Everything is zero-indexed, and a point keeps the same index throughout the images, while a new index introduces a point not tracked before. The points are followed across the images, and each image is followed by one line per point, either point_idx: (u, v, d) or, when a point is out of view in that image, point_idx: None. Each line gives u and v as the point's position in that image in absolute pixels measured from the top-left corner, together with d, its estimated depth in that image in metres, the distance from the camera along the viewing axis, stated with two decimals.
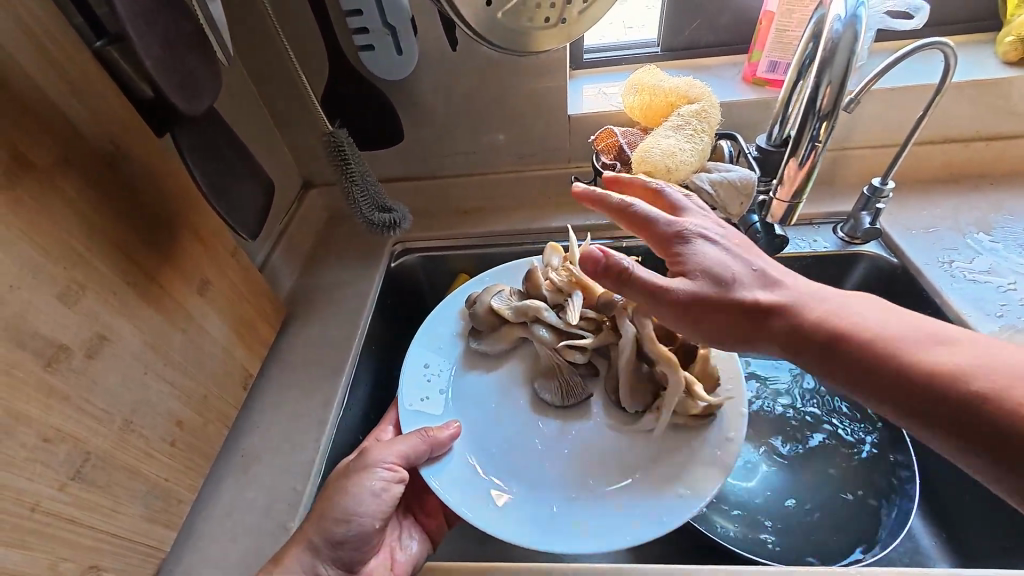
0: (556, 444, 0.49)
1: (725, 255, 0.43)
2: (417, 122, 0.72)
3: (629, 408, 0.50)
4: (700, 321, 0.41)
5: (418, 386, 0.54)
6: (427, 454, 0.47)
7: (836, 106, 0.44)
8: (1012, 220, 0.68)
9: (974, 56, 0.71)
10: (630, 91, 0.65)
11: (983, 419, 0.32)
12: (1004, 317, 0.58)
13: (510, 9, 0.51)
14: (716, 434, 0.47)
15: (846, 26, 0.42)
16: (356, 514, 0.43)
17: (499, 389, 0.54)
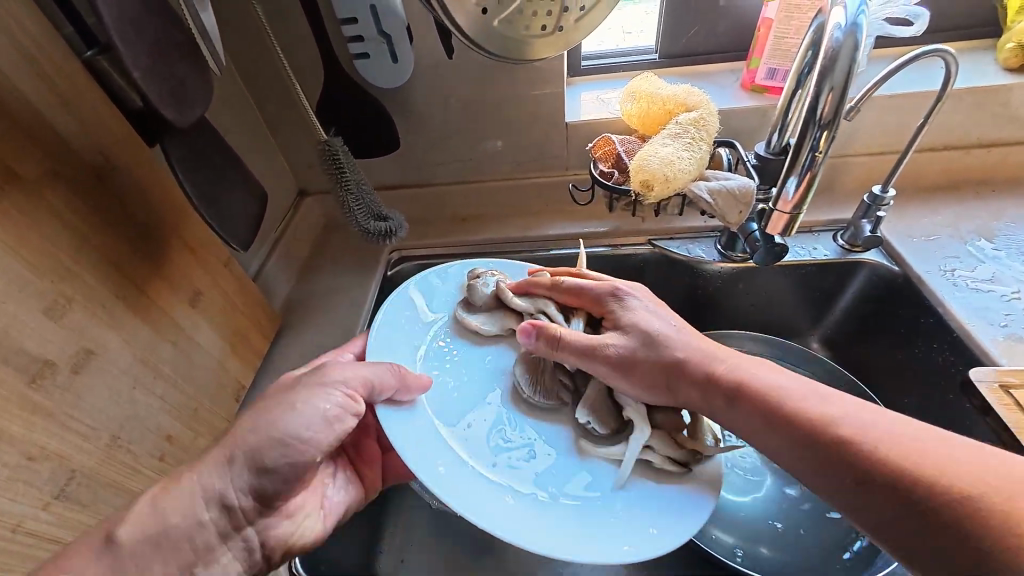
0: (519, 435, 0.47)
1: (653, 317, 0.48)
2: (414, 130, 0.71)
3: (600, 430, 0.47)
4: (631, 372, 0.46)
5: (397, 338, 0.52)
6: (391, 392, 0.45)
7: (837, 114, 0.44)
8: (1014, 227, 0.67)
9: (973, 63, 0.70)
10: (628, 99, 0.64)
11: (882, 486, 0.35)
12: (1009, 328, 0.57)
13: (506, 17, 0.51)
14: (690, 490, 0.43)
15: (846, 34, 0.41)
16: (296, 437, 0.41)
17: (479, 369, 0.52)
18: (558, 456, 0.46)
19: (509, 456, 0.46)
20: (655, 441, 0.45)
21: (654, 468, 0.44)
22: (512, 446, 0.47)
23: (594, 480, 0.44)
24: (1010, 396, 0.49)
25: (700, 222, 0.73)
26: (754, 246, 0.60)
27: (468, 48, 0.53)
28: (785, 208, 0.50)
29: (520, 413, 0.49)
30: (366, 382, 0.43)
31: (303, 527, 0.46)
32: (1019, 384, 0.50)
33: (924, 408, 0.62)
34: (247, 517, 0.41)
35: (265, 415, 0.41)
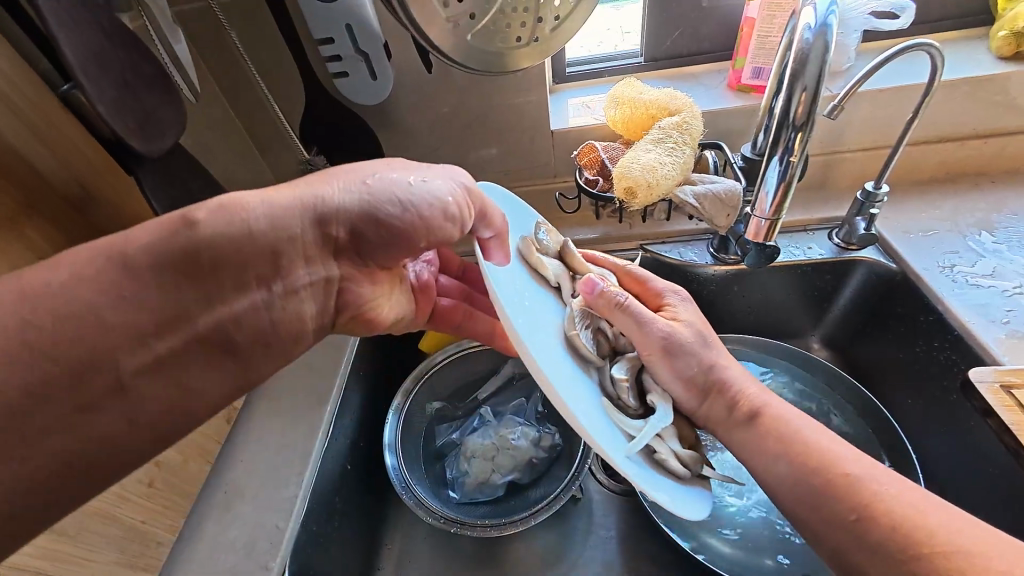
0: (569, 357, 0.43)
1: (706, 323, 0.49)
2: (399, 144, 0.71)
3: (629, 402, 0.44)
4: (677, 360, 0.46)
5: (506, 209, 0.49)
6: (493, 233, 0.44)
7: (811, 115, 0.43)
8: (1015, 219, 0.65)
9: (965, 52, 0.69)
10: (612, 106, 0.63)
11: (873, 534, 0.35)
12: (1010, 324, 0.55)
13: (480, 30, 0.50)
14: (680, 486, 0.41)
15: (816, 35, 0.40)
16: (409, 204, 0.40)
17: (537, 285, 0.46)
18: (591, 393, 0.42)
19: (562, 366, 0.41)
20: (668, 433, 0.44)
21: (657, 459, 0.41)
22: (563, 362, 0.41)
23: (614, 434, 0.40)
24: (1012, 396, 0.47)
25: (692, 225, 0.72)
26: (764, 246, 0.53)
27: (443, 63, 0.53)
28: (764, 213, 0.49)
29: (567, 346, 0.43)
30: (483, 207, 0.43)
31: (373, 304, 0.45)
32: (1020, 383, 0.48)
33: (925, 406, 0.61)
34: (337, 250, 0.40)
35: (391, 175, 0.41)
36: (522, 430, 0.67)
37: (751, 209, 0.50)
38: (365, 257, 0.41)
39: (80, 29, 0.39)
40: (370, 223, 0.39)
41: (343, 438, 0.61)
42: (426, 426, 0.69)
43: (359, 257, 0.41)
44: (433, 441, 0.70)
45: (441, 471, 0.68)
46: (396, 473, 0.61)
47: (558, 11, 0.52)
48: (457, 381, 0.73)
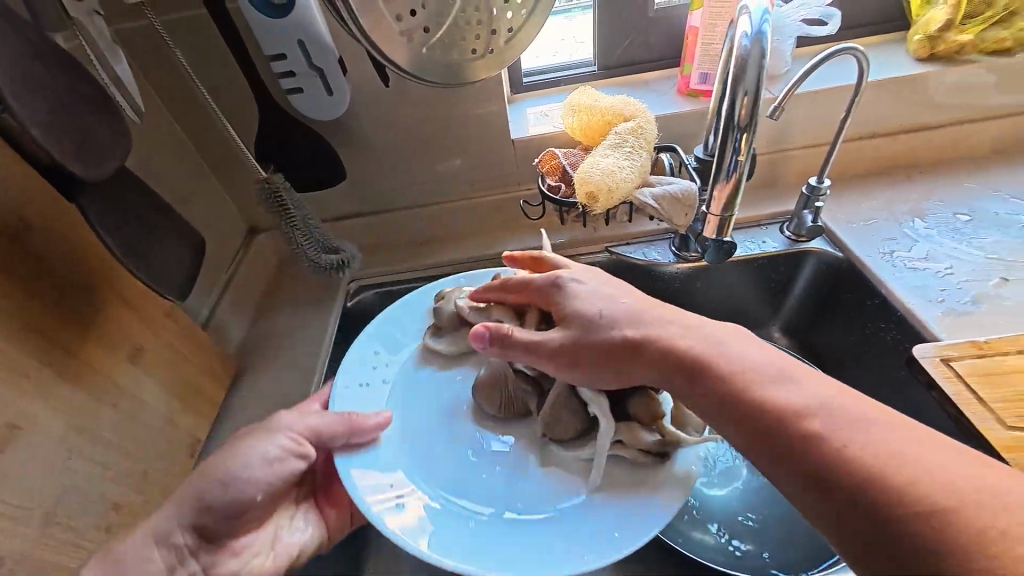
0: (484, 455, 0.47)
1: (603, 305, 0.46)
2: (360, 158, 0.70)
3: (562, 437, 0.47)
4: (578, 363, 0.44)
5: (376, 345, 0.53)
6: (344, 439, 0.45)
7: (754, 117, 0.45)
8: (943, 206, 0.71)
9: (889, 54, 0.74)
10: (570, 114, 0.65)
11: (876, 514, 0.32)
12: (944, 303, 0.60)
13: (435, 43, 0.51)
14: (659, 490, 0.43)
15: (753, 42, 0.43)
16: (241, 476, 0.46)
17: (428, 415, 0.49)
18: (529, 467, 0.46)
19: (477, 478, 0.45)
20: (633, 424, 0.45)
21: (629, 463, 0.45)
22: (482, 464, 0.46)
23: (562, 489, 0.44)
24: (951, 368, 0.51)
25: (654, 226, 0.75)
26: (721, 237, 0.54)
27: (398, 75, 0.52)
28: (720, 211, 0.51)
29: (489, 434, 0.49)
30: (312, 429, 0.46)
31: (253, 560, 0.48)
32: (957, 356, 0.52)
33: (877, 386, 0.65)
34: (195, 551, 0.45)
35: (231, 468, 0.46)
36: None
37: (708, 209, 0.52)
38: (223, 535, 0.46)
39: (9, 54, 0.38)
40: (207, 517, 0.45)
41: None
42: None
43: (217, 542, 0.46)
44: None
45: None
46: None
47: (511, 23, 0.52)
48: None
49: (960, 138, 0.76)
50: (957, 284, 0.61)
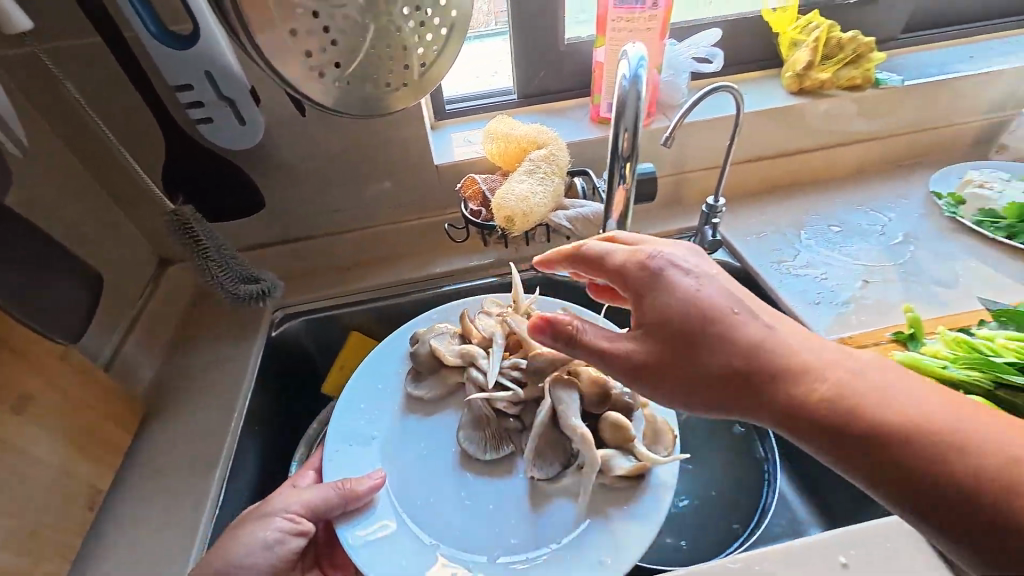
0: (479, 495, 0.53)
1: (713, 302, 0.42)
2: (280, 185, 0.70)
3: (549, 469, 0.53)
4: (661, 372, 0.42)
5: (357, 410, 0.60)
6: (342, 506, 0.51)
7: (635, 150, 0.50)
8: (817, 219, 0.82)
9: (768, 87, 0.84)
10: (491, 141, 0.68)
11: (951, 496, 0.33)
12: (819, 303, 0.68)
13: (347, 77, 0.51)
14: (644, 502, 0.52)
15: (631, 85, 0.46)
16: (244, 564, 0.48)
17: (417, 468, 0.55)
18: (521, 501, 0.53)
19: (475, 518, 0.52)
20: (610, 451, 0.52)
21: (609, 487, 0.53)
22: (477, 504, 0.53)
23: (556, 517, 0.51)
24: None
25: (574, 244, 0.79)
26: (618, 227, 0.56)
27: (312, 106, 0.53)
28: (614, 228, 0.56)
29: (480, 476, 0.55)
30: (309, 505, 0.51)
31: None
32: None
33: None
34: None
35: (238, 553, 0.49)
36: None
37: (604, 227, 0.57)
38: None
39: None
40: None
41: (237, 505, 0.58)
42: None
43: None
44: None
45: None
46: None
47: (427, 55, 0.54)
48: None
49: (828, 159, 0.88)
50: (829, 287, 0.70)
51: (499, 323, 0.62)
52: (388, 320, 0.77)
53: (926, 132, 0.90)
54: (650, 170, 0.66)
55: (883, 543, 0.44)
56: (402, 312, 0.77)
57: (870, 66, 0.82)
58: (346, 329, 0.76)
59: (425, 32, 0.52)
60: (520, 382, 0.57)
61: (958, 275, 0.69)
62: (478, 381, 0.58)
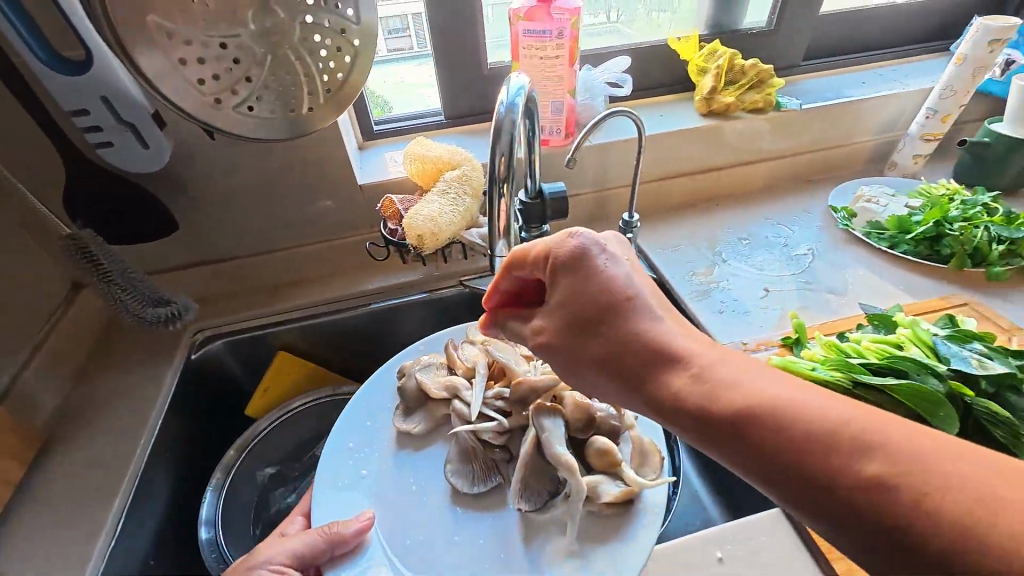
0: (468, 531, 0.51)
1: (624, 287, 0.38)
2: (195, 207, 0.69)
3: (538, 499, 0.50)
4: (571, 362, 0.40)
5: (344, 448, 0.57)
6: (327, 552, 0.49)
7: (512, 173, 0.45)
8: (728, 232, 0.87)
9: (681, 110, 0.90)
10: (411, 162, 0.70)
11: (856, 505, 0.29)
12: (723, 312, 0.72)
13: (244, 101, 0.51)
14: (635, 525, 0.49)
15: (506, 111, 0.45)
16: None
17: (406, 506, 0.53)
18: (514, 536, 0.50)
19: (464, 557, 0.49)
20: (596, 477, 0.49)
21: (602, 515, 0.49)
22: (466, 541, 0.50)
23: (549, 550, 0.48)
24: None
25: None
26: (499, 228, 0.48)
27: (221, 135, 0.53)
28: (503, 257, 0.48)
29: (469, 512, 0.52)
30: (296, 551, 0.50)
31: None
32: None
33: None
34: None
35: None
36: None
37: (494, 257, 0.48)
38: None
39: None
40: None
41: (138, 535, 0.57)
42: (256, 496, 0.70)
43: None
44: (266, 509, 0.71)
45: None
46: (210, 544, 0.62)
47: (341, 76, 0.54)
48: (289, 443, 0.75)
49: (739, 177, 0.95)
50: (734, 296, 0.75)
51: (481, 353, 0.61)
52: (315, 338, 0.78)
53: (827, 151, 0.98)
54: (560, 189, 0.69)
55: (758, 536, 0.47)
56: (329, 330, 0.78)
57: (770, 91, 0.88)
58: (271, 350, 0.76)
59: (329, 59, 0.53)
60: (504, 411, 0.55)
61: (846, 282, 0.75)
62: (460, 413, 0.56)
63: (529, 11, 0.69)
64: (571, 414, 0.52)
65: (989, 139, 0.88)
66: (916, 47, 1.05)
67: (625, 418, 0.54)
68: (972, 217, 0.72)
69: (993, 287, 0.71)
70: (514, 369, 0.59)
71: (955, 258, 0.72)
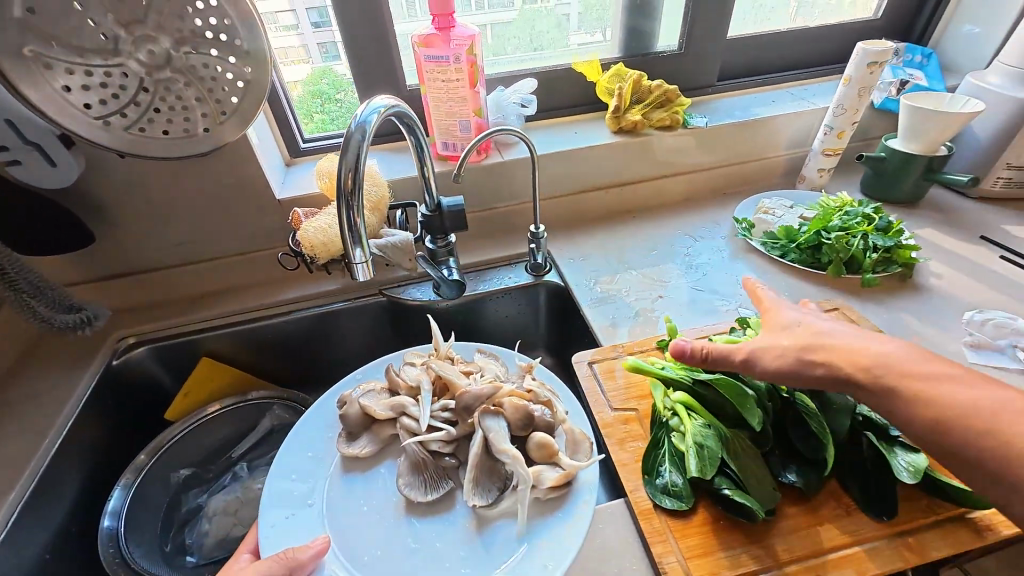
0: (427, 536, 0.50)
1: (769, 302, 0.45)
2: (116, 221, 0.74)
3: (490, 492, 0.51)
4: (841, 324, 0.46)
5: (292, 481, 0.55)
6: None
7: (357, 185, 0.49)
8: (640, 242, 0.92)
9: (597, 128, 0.96)
10: (322, 177, 0.75)
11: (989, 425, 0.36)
12: (616, 318, 0.76)
13: (136, 125, 0.57)
14: (573, 502, 0.51)
15: (357, 127, 0.49)
16: None
17: (363, 516, 0.52)
18: (469, 531, 0.50)
19: (424, 561, 0.48)
20: (540, 466, 0.51)
21: (543, 500, 0.51)
22: (425, 546, 0.49)
23: (502, 536, 0.49)
24: (591, 367, 0.65)
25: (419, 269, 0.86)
26: (356, 234, 0.50)
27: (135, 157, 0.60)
28: (358, 261, 0.51)
29: (425, 517, 0.52)
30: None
31: None
32: (599, 358, 0.66)
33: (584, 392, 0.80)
34: None
35: None
36: None
37: (352, 263, 0.51)
38: None
39: None
40: None
41: (35, 530, 0.60)
42: (168, 497, 0.73)
43: None
44: (177, 509, 0.73)
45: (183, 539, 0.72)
46: (109, 535, 0.64)
47: (235, 99, 0.60)
48: (205, 447, 0.78)
49: (653, 191, 0.99)
50: (629, 303, 0.79)
51: (424, 371, 0.60)
52: (238, 345, 0.81)
53: (741, 166, 1.03)
54: (459, 204, 0.72)
55: (599, 524, 0.50)
56: (249, 337, 0.81)
57: (678, 110, 0.94)
58: (193, 356, 0.80)
59: (217, 87, 0.58)
60: (452, 421, 0.56)
61: (739, 290, 0.79)
62: (409, 427, 0.55)
63: (427, 39, 0.74)
64: (511, 418, 0.52)
65: (884, 154, 0.92)
66: (823, 69, 1.11)
67: (557, 413, 0.56)
68: (850, 227, 0.77)
69: (867, 292, 0.76)
70: (455, 381, 0.58)
71: (832, 265, 0.77)
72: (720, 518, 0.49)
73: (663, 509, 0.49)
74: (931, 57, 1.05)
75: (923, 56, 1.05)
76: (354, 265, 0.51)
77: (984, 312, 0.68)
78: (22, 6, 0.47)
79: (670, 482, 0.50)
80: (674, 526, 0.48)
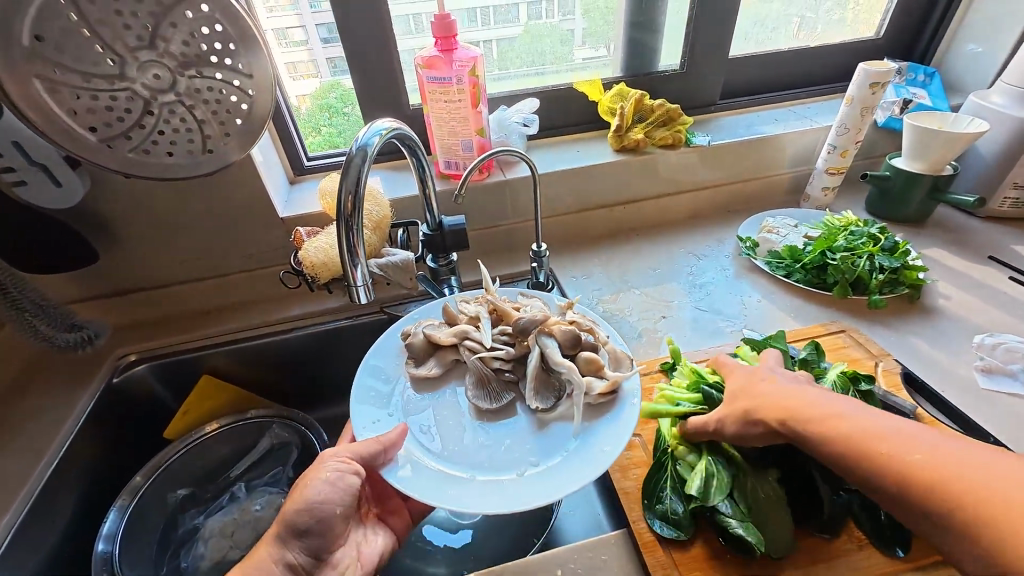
0: (499, 435, 0.53)
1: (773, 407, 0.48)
2: (120, 240, 0.75)
3: (544, 400, 0.55)
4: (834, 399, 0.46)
5: (367, 390, 0.57)
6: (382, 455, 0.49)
7: (358, 209, 0.49)
8: (642, 260, 0.91)
9: (599, 147, 0.96)
10: (325, 197, 0.75)
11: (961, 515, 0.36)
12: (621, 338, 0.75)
13: (139, 147, 0.57)
14: (622, 404, 0.54)
15: (359, 148, 0.49)
16: (318, 502, 0.49)
17: (441, 416, 0.55)
18: (532, 435, 0.53)
19: (501, 450, 0.51)
20: (590, 377, 0.55)
21: (594, 405, 0.54)
22: (498, 441, 0.52)
23: (561, 434, 0.52)
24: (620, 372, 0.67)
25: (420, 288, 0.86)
26: (356, 255, 0.50)
27: (137, 178, 0.60)
28: (355, 285, 0.51)
29: (493, 420, 0.55)
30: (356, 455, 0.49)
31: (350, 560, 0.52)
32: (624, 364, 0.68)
33: None
34: None
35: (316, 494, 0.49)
36: (266, 499, 0.74)
37: (349, 284, 0.51)
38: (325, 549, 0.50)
39: None
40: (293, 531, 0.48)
41: (28, 553, 0.59)
42: (165, 518, 0.72)
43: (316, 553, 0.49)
44: (174, 529, 0.73)
45: (178, 561, 0.70)
46: (103, 559, 0.62)
47: (240, 120, 0.61)
48: (204, 465, 0.78)
49: (655, 209, 0.99)
50: (631, 321, 0.78)
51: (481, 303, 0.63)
52: (239, 363, 0.81)
53: (744, 184, 1.02)
54: (461, 222, 0.72)
55: (600, 556, 0.49)
56: (250, 355, 0.81)
57: (680, 127, 0.94)
58: (192, 373, 0.79)
59: (224, 108, 0.59)
60: (510, 342, 0.59)
61: (743, 309, 0.78)
62: (472, 348, 0.58)
63: (429, 60, 0.75)
64: (565, 339, 0.56)
65: (889, 173, 0.91)
66: (823, 88, 1.12)
67: (599, 335, 0.60)
68: (856, 247, 0.77)
69: (874, 314, 0.74)
70: (509, 310, 0.62)
71: (838, 286, 0.76)
72: (726, 554, 0.47)
73: (667, 542, 0.49)
74: (934, 76, 1.04)
75: (926, 75, 1.05)
76: (351, 287, 0.51)
77: (994, 335, 0.68)
78: (29, 34, 0.47)
79: (670, 510, 0.49)
80: (679, 561, 0.47)
